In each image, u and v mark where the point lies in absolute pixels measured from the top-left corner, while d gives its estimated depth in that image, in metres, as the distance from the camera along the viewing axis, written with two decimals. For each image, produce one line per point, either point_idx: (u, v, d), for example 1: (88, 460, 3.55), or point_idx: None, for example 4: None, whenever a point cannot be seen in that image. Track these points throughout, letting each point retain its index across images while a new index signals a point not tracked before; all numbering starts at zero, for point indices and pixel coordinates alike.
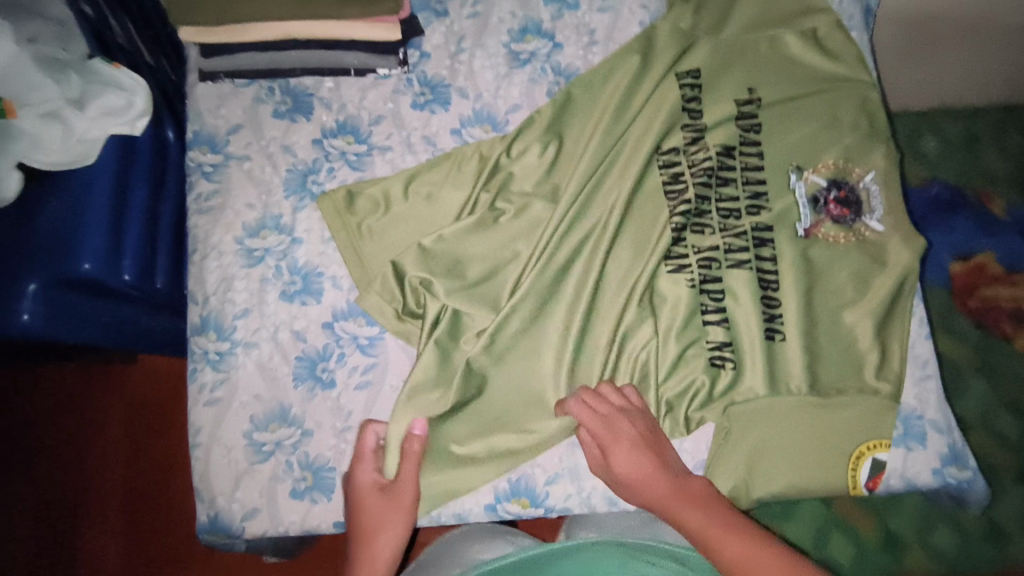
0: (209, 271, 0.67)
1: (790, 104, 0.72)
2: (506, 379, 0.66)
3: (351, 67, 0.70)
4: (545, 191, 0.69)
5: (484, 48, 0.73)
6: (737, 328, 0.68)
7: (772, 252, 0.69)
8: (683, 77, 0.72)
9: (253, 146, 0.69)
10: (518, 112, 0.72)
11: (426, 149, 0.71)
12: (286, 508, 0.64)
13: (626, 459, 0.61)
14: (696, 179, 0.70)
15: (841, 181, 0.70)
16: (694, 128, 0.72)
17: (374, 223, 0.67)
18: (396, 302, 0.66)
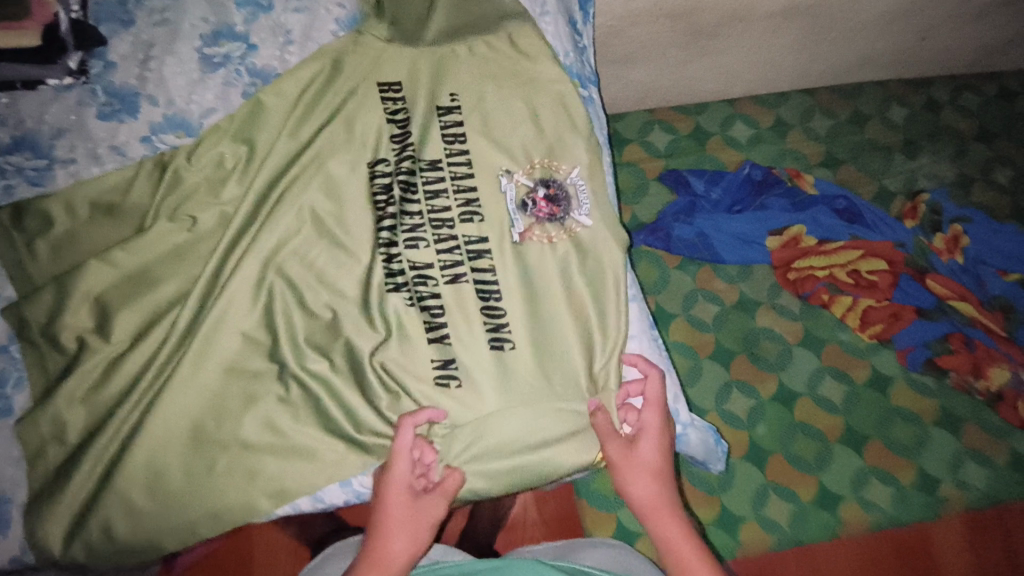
0: None
1: (490, 101, 0.74)
2: (202, 384, 0.65)
3: (18, 80, 0.70)
4: (233, 195, 0.71)
5: (176, 55, 0.72)
6: (457, 338, 0.68)
7: (490, 262, 0.70)
8: (383, 88, 0.74)
9: None
10: (213, 116, 0.71)
11: (115, 160, 0.69)
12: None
13: (657, 449, 0.65)
14: (405, 193, 0.71)
15: (548, 180, 0.72)
16: (400, 137, 0.73)
17: (48, 240, 0.68)
18: (83, 322, 0.65)
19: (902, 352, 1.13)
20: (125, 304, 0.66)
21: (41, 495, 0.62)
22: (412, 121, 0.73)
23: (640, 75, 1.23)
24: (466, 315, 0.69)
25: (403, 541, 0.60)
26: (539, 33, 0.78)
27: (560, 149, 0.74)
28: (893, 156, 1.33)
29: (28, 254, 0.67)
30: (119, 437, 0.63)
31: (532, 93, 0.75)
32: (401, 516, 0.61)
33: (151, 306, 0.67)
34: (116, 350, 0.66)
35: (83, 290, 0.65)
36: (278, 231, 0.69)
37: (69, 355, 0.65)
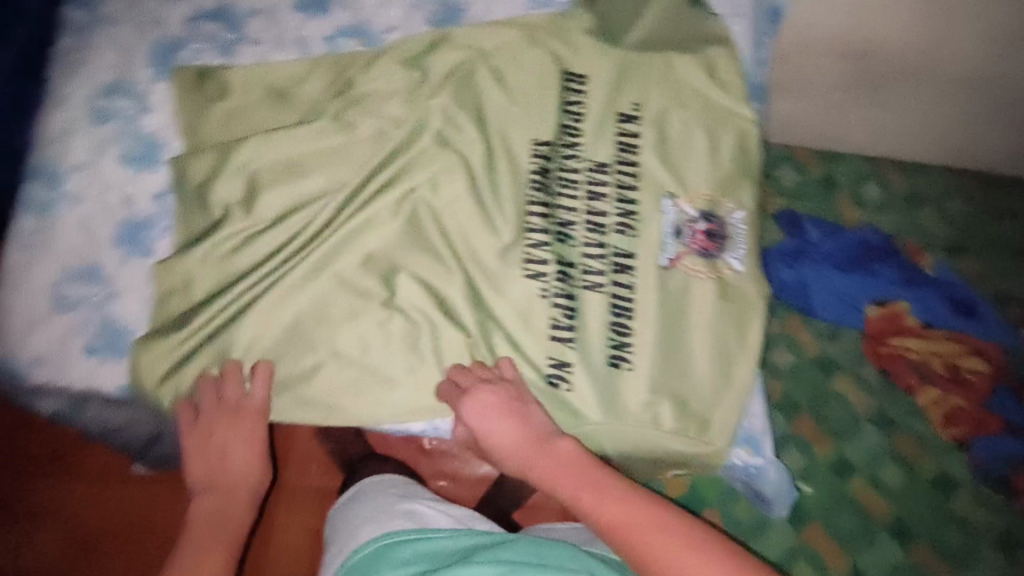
0: (54, 121, 0.67)
1: (669, 113, 0.74)
2: (323, 282, 0.68)
3: None
4: (398, 111, 0.71)
5: None
6: (581, 334, 0.68)
7: (631, 279, 0.69)
8: (568, 77, 0.74)
9: (128, 14, 0.71)
10: (395, 33, 0.73)
11: (297, 51, 0.72)
12: (71, 364, 0.64)
13: (503, 430, 0.62)
14: (566, 188, 0.71)
15: (711, 214, 0.72)
16: (572, 130, 0.72)
17: (218, 107, 0.70)
18: (232, 193, 0.68)
19: (979, 462, 1.05)
20: (266, 186, 0.68)
21: (153, 338, 0.65)
22: (587, 114, 0.73)
23: (798, 108, 1.16)
24: (594, 313, 0.68)
25: (238, 463, 0.66)
26: (723, 37, 0.76)
27: (713, 158, 0.74)
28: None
29: (195, 115, 0.69)
30: (236, 306, 0.66)
31: (703, 100, 0.75)
32: (210, 446, 0.65)
33: (291, 195, 0.69)
34: (247, 227, 0.68)
35: (240, 161, 0.68)
36: (426, 159, 0.71)
37: (211, 219, 0.68)
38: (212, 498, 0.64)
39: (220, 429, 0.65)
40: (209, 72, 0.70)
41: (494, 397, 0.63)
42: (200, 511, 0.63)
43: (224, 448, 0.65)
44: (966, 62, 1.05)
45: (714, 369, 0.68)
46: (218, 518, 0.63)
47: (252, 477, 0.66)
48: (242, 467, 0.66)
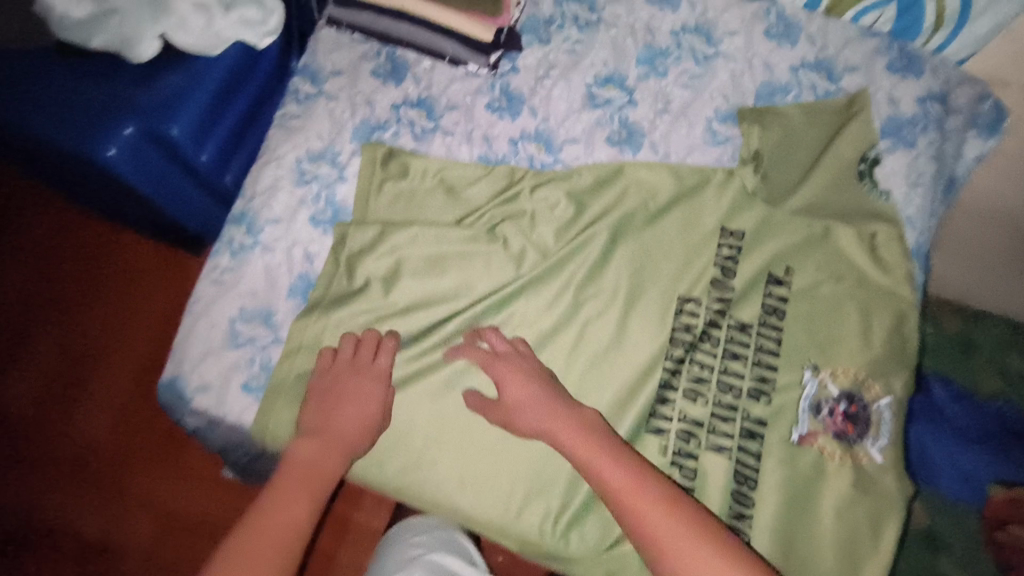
0: (264, 175, 0.76)
1: (822, 284, 0.72)
2: (454, 376, 0.68)
3: (448, 54, 0.79)
4: (561, 219, 0.73)
5: (568, 82, 0.79)
6: (699, 495, 0.67)
7: (758, 448, 0.68)
8: (725, 234, 0.73)
9: (344, 92, 0.79)
10: (574, 145, 0.77)
11: (482, 147, 0.77)
12: (230, 399, 0.69)
13: (520, 388, 0.64)
14: (704, 343, 0.70)
15: (855, 395, 0.69)
16: (721, 285, 0.71)
17: (396, 187, 0.75)
18: (391, 270, 0.72)
19: None
20: (420, 275, 0.71)
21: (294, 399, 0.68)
22: (738, 271, 0.72)
23: (958, 272, 1.07)
24: (717, 474, 0.67)
25: (347, 415, 0.64)
26: (891, 212, 0.75)
27: (868, 330, 0.71)
28: None
29: (375, 196, 0.75)
30: None
31: (863, 273, 0.73)
32: (338, 395, 0.65)
33: (440, 287, 0.72)
34: (398, 308, 0.71)
35: (390, 245, 0.72)
36: (582, 276, 0.71)
37: (354, 287, 0.72)
38: (317, 443, 0.62)
39: (343, 381, 0.65)
40: (398, 157, 0.76)
41: (517, 355, 0.66)
42: (302, 454, 0.61)
43: (339, 401, 0.64)
44: None
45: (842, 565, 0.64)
46: (320, 457, 0.61)
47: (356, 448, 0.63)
48: (354, 423, 0.64)
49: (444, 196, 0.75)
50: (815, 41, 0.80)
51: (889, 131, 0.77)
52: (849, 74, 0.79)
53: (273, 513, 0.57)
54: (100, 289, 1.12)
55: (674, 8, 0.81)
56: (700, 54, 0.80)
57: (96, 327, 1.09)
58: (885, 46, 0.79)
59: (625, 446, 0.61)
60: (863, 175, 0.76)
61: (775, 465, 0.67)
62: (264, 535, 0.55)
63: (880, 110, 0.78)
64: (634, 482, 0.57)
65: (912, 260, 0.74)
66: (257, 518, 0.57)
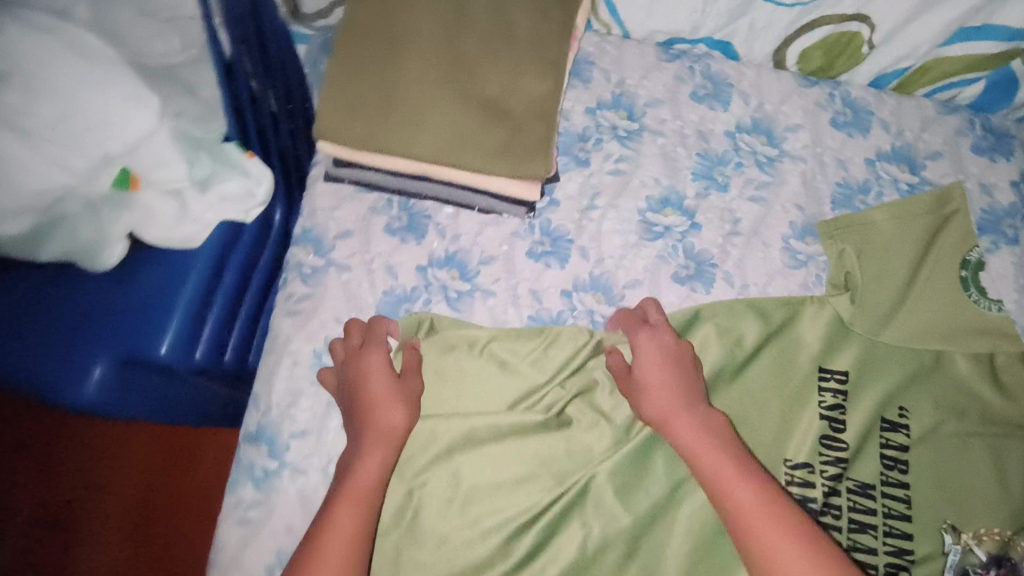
0: (279, 376, 0.64)
1: (944, 422, 0.64)
2: None
3: (477, 205, 0.67)
4: None
5: (618, 210, 0.68)
6: None
7: None
8: (825, 376, 0.64)
9: (357, 258, 0.66)
10: (637, 289, 0.66)
11: (531, 304, 0.65)
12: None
13: (661, 379, 0.57)
14: (826, 514, 0.60)
15: (1006, 558, 0.60)
16: (832, 440, 0.62)
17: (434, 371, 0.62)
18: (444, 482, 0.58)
19: None
20: (479, 481, 0.58)
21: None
22: (848, 420, 0.63)
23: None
24: None
25: (389, 412, 0.56)
26: (1005, 324, 0.66)
27: (1001, 468, 0.63)
28: None
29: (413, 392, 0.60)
30: None
31: (984, 404, 0.64)
32: (371, 396, 0.57)
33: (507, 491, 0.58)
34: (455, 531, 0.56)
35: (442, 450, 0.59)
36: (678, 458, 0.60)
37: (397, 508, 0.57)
38: (362, 444, 0.55)
39: (375, 374, 0.58)
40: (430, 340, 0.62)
41: (670, 352, 0.59)
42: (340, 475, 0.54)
43: (363, 384, 0.57)
44: None
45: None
46: (363, 471, 0.53)
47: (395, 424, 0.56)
48: (374, 442, 0.55)
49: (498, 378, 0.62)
50: (889, 127, 0.70)
51: (987, 227, 0.68)
52: (932, 163, 0.69)
53: (326, 530, 0.49)
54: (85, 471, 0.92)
55: (725, 105, 0.70)
56: (763, 157, 0.69)
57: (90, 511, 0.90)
58: (967, 124, 0.70)
59: (755, 458, 0.54)
60: (967, 285, 0.67)
61: None
62: (337, 540, 0.49)
63: (974, 203, 0.69)
64: (762, 505, 0.49)
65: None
66: (313, 535, 0.50)
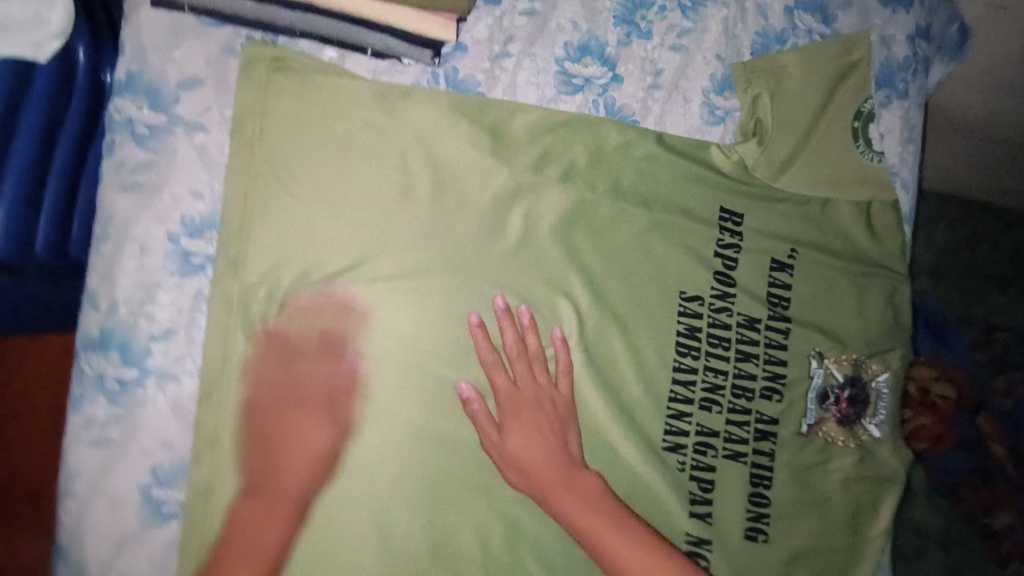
0: (123, 269, 0.50)
1: (823, 265, 0.67)
2: (454, 475, 0.56)
3: (369, 48, 0.54)
4: (563, 251, 0.59)
5: (533, 59, 0.59)
6: (719, 516, 0.63)
7: (771, 446, 0.65)
8: (722, 219, 0.64)
9: (213, 114, 0.51)
10: (553, 145, 0.59)
11: (438, 165, 0.56)
12: (133, 555, 0.50)
13: (523, 438, 0.55)
14: (714, 348, 0.63)
15: (856, 378, 0.66)
16: (725, 278, 0.64)
17: (330, 251, 0.53)
18: (348, 367, 0.54)
19: None
20: (383, 360, 0.55)
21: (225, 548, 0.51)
22: (740, 260, 0.64)
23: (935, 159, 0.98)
24: (738, 491, 0.64)
25: (314, 434, 0.52)
26: (887, 177, 0.68)
27: (872, 309, 0.68)
28: None
29: (287, 263, 0.52)
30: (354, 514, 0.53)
31: (862, 252, 0.68)
32: (310, 398, 0.53)
33: (420, 362, 0.56)
34: (367, 405, 0.54)
35: (329, 335, 0.53)
36: (582, 316, 0.60)
37: (301, 400, 0.52)
38: (266, 503, 0.51)
39: (286, 400, 0.52)
40: (307, 201, 0.53)
41: (534, 392, 0.56)
42: (246, 514, 0.51)
43: (279, 417, 0.52)
44: None
45: (846, 535, 0.66)
46: (258, 539, 0.51)
47: (313, 450, 0.52)
48: (309, 477, 0.52)
49: (396, 233, 0.55)
50: None
51: (882, 81, 0.69)
52: (843, 13, 0.67)
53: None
54: None
55: None
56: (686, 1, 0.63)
57: None
58: None
59: (612, 495, 0.55)
60: (857, 136, 0.67)
61: (786, 460, 0.65)
62: None
63: (874, 56, 0.68)
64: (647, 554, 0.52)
65: (904, 227, 0.69)
66: None
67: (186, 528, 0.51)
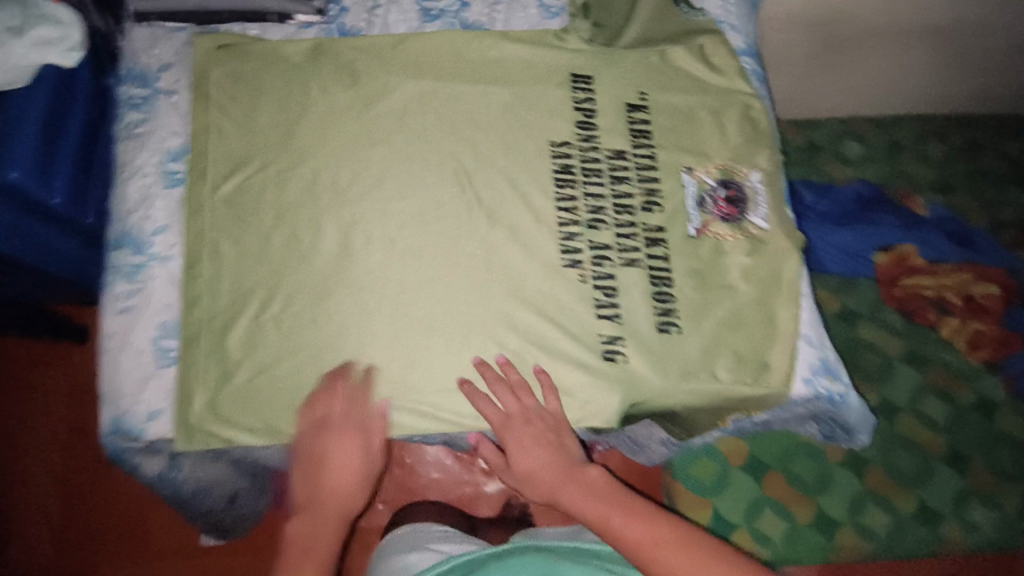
0: (132, 189, 0.74)
1: (677, 102, 0.79)
2: (389, 297, 0.71)
3: (273, 13, 0.80)
4: (445, 125, 0.77)
5: (399, 5, 0.83)
6: (628, 313, 0.73)
7: (665, 250, 0.75)
8: (574, 82, 0.79)
9: (181, 81, 0.79)
10: (424, 54, 0.80)
11: (340, 84, 0.77)
12: (151, 388, 0.69)
13: (519, 451, 0.68)
14: (590, 178, 0.76)
15: (729, 181, 0.77)
16: (586, 125, 0.78)
17: (271, 154, 0.74)
18: (296, 231, 0.72)
19: (1012, 379, 1.22)
20: (321, 221, 0.73)
21: (222, 375, 0.69)
22: (598, 108, 0.78)
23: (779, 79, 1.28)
24: (642, 292, 0.73)
25: (340, 450, 0.67)
26: (711, 24, 0.83)
27: (729, 126, 0.79)
28: (994, 190, 1.33)
29: (243, 167, 0.74)
30: (320, 338, 0.70)
31: (707, 83, 0.81)
32: (355, 424, 0.68)
33: (354, 218, 0.73)
34: (313, 256, 0.72)
35: (281, 211, 0.73)
36: (470, 170, 0.76)
37: (270, 260, 0.72)
38: (307, 516, 0.64)
39: (319, 434, 0.67)
40: (252, 124, 0.75)
41: (522, 412, 0.69)
42: (296, 531, 0.63)
43: (316, 442, 0.67)
44: (874, 22, 1.12)
45: (757, 315, 0.73)
46: (307, 537, 0.62)
47: (353, 479, 0.66)
48: (348, 486, 0.66)
49: (317, 132, 0.75)
50: None
51: None
52: None
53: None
54: (51, 492, 1.06)
55: None
56: None
57: (67, 522, 1.05)
58: None
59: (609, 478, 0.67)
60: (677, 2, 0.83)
61: (683, 260, 0.74)
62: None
63: None
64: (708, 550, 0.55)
65: (739, 57, 0.83)
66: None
67: (186, 363, 0.69)
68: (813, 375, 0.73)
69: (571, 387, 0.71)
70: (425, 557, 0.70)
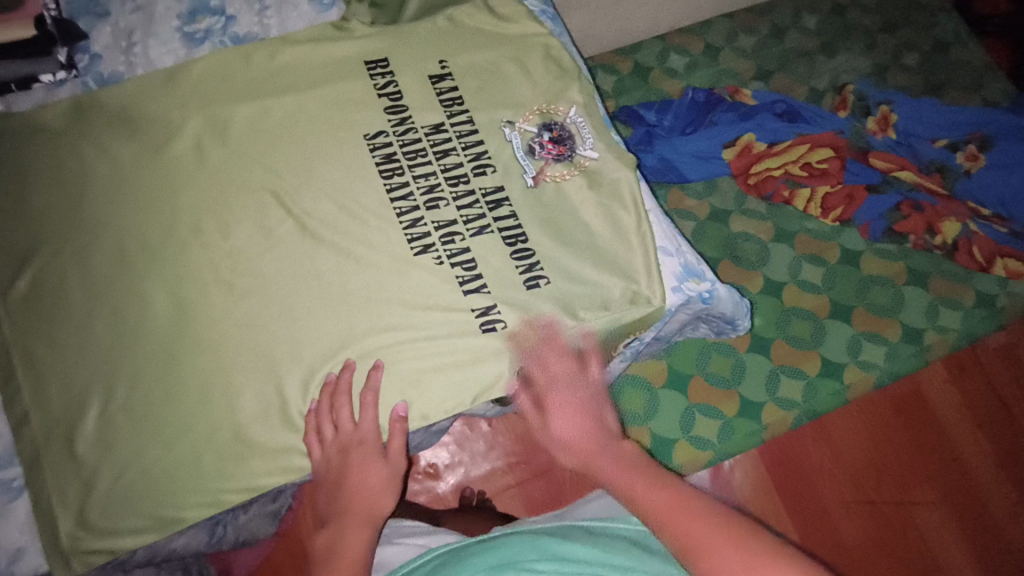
0: None
1: (479, 62, 0.79)
2: (243, 341, 0.66)
3: (11, 81, 0.72)
4: (247, 147, 0.71)
5: (157, 36, 0.76)
6: (493, 280, 0.72)
7: (510, 209, 0.74)
8: (370, 67, 0.76)
9: None
10: (202, 80, 0.73)
11: (117, 137, 0.70)
12: (4, 530, 0.63)
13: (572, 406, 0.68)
14: (415, 160, 0.74)
15: (550, 123, 0.78)
16: (395, 107, 0.75)
17: (61, 233, 0.66)
18: (118, 307, 0.65)
19: (869, 225, 1.23)
20: (142, 288, 0.66)
21: (86, 487, 0.64)
22: (402, 89, 0.76)
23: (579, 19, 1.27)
24: (501, 255, 0.72)
25: (373, 473, 0.68)
26: None
27: (535, 70, 0.80)
28: (816, 59, 1.39)
29: (35, 257, 0.66)
30: (182, 409, 0.64)
31: (501, 34, 0.81)
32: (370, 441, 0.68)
33: (177, 273, 0.67)
34: (146, 327, 0.65)
35: (93, 290, 0.65)
36: (287, 184, 0.70)
37: (99, 346, 0.65)
38: (332, 527, 0.66)
39: (343, 464, 0.67)
40: (28, 206, 0.67)
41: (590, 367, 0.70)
42: (323, 542, 0.66)
43: (349, 465, 0.67)
44: None
45: (613, 242, 0.75)
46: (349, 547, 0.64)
47: (376, 496, 0.68)
48: (367, 498, 0.67)
49: (104, 196, 0.67)
50: None
51: None
52: None
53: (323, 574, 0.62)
54: None
55: None
56: None
57: None
58: None
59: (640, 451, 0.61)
60: None
61: (529, 212, 0.74)
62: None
63: None
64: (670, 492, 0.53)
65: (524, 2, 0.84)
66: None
67: (38, 488, 0.64)
68: (679, 282, 0.76)
69: (461, 370, 0.70)
70: (402, 551, 0.75)
